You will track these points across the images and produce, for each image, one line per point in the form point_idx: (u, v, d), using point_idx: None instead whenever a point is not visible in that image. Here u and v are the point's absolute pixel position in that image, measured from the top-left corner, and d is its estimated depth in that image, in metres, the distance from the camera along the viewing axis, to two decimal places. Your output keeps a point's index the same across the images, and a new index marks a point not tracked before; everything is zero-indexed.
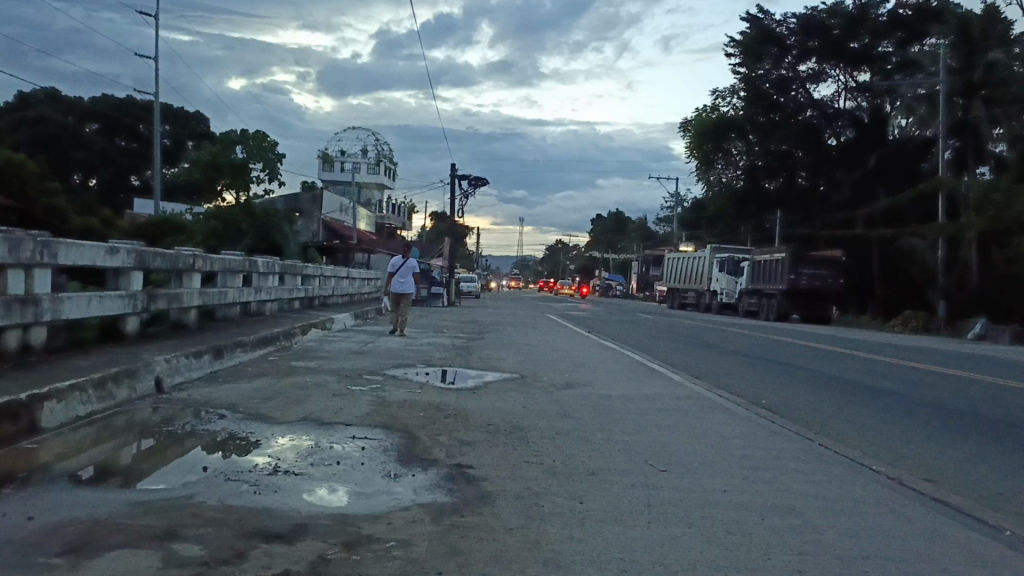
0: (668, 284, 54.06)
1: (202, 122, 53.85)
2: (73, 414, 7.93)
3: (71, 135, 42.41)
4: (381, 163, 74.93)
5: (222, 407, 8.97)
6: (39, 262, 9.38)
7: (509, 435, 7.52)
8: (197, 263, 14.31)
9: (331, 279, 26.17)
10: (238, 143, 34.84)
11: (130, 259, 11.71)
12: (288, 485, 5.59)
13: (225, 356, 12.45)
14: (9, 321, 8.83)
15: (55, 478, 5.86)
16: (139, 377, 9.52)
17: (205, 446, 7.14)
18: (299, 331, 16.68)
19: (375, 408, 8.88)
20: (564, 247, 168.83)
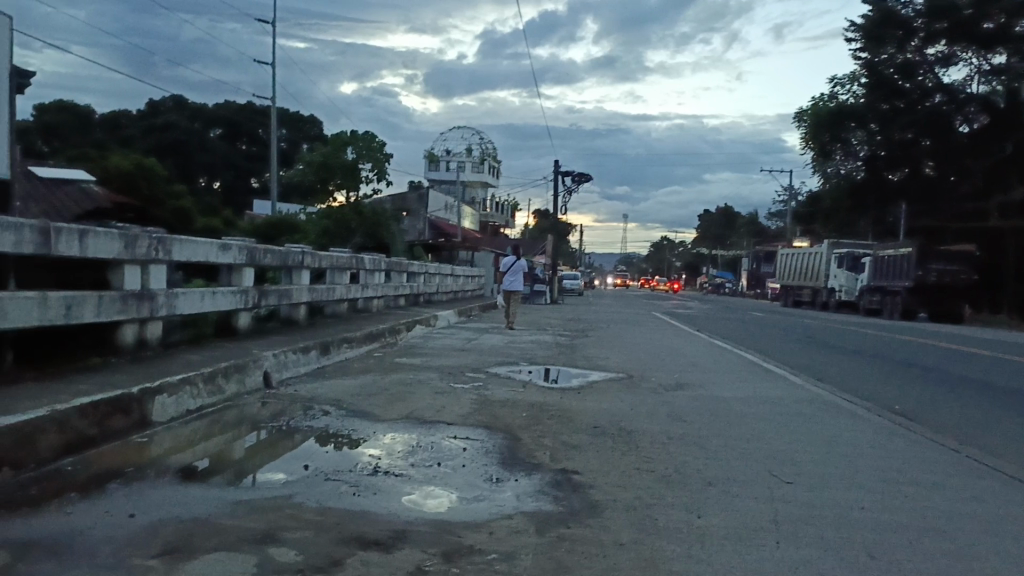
0: (783, 281, 52.10)
1: (316, 125, 55.51)
2: (184, 408, 8.03)
3: (197, 140, 44.15)
4: (486, 162, 75.27)
5: (326, 403, 8.93)
6: (154, 259, 9.60)
7: (618, 438, 7.14)
8: (306, 259, 14.49)
9: (437, 276, 26.36)
10: (349, 145, 35.56)
11: (242, 256, 11.93)
12: (389, 487, 5.38)
13: (333, 352, 12.54)
14: (126, 315, 9.05)
15: (161, 473, 5.86)
16: (249, 372, 9.62)
17: (308, 441, 7.08)
18: (404, 328, 16.72)
19: (479, 407, 8.62)
20: (669, 244, 165.78)
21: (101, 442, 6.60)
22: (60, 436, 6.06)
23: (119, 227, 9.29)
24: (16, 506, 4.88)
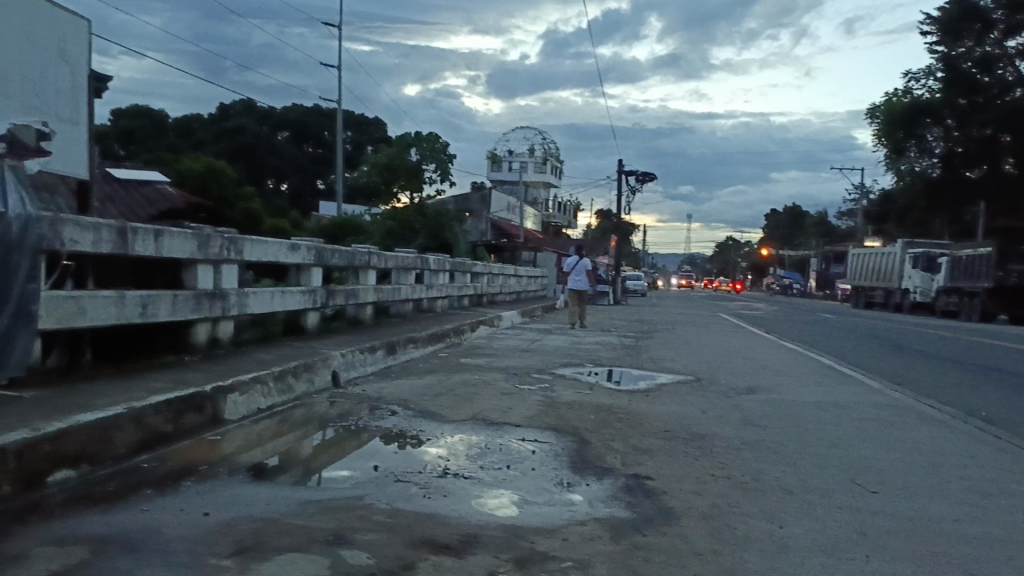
0: (855, 282, 50.63)
1: (380, 127, 56.21)
2: (254, 406, 8.12)
3: (266, 144, 44.93)
4: (548, 162, 75.12)
5: (393, 403, 8.93)
6: (225, 259, 9.77)
7: (690, 443, 6.95)
8: (372, 259, 14.60)
9: (500, 276, 26.36)
10: (413, 146, 35.90)
11: (310, 255, 12.08)
12: (459, 490, 5.31)
13: (398, 352, 12.60)
14: (199, 314, 9.22)
15: (231, 471, 5.90)
16: (317, 371, 9.70)
17: (375, 440, 7.08)
18: (468, 328, 16.73)
19: (546, 409, 8.50)
20: (734, 245, 163.05)
21: (175, 439, 6.71)
22: (136, 433, 6.17)
23: (193, 228, 9.49)
24: (94, 502, 4.97)
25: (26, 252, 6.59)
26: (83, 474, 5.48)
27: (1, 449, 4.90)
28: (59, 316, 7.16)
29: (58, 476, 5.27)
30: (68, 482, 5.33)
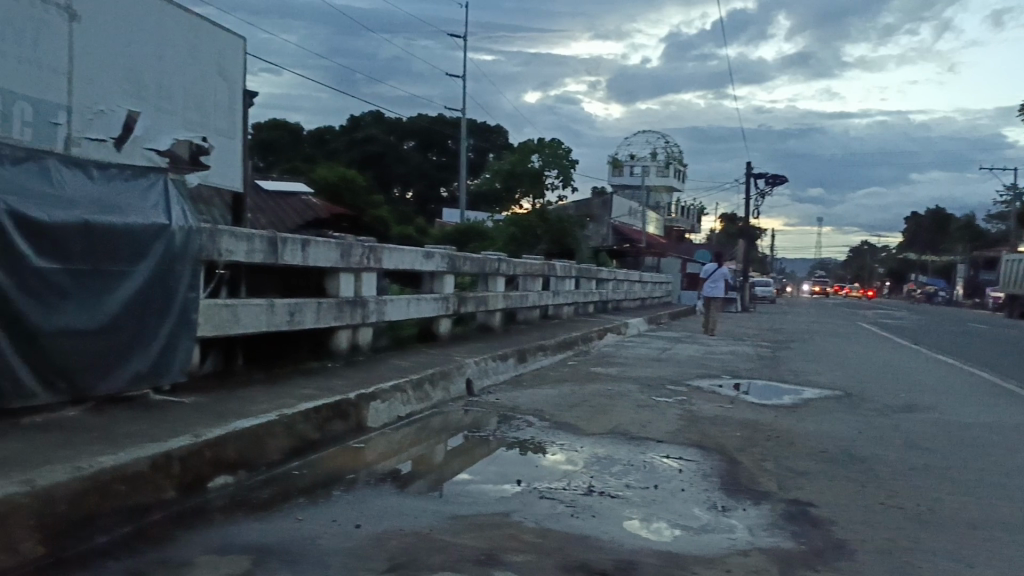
0: (1008, 290, 47.04)
1: (502, 134, 56.86)
2: (395, 413, 8.20)
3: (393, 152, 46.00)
4: (671, 166, 73.85)
5: (528, 414, 8.83)
6: (366, 267, 9.97)
7: (849, 466, 6.48)
8: (501, 266, 14.63)
9: (626, 282, 25.98)
10: (536, 152, 35.95)
11: (443, 263, 12.20)
12: (608, 509, 5.10)
13: (530, 360, 12.53)
14: (341, 320, 9.44)
15: (378, 479, 5.94)
16: (453, 379, 9.71)
17: (513, 450, 7.00)
18: (596, 336, 16.51)
19: (687, 424, 8.17)
20: (869, 250, 155.47)
21: (323, 446, 6.85)
22: (288, 440, 6.34)
23: (336, 237, 9.73)
24: (252, 510, 5.11)
25: (187, 262, 6.88)
26: (240, 480, 5.65)
27: (167, 455, 5.11)
28: (216, 323, 7.44)
29: (217, 481, 5.45)
30: (226, 488, 5.51)
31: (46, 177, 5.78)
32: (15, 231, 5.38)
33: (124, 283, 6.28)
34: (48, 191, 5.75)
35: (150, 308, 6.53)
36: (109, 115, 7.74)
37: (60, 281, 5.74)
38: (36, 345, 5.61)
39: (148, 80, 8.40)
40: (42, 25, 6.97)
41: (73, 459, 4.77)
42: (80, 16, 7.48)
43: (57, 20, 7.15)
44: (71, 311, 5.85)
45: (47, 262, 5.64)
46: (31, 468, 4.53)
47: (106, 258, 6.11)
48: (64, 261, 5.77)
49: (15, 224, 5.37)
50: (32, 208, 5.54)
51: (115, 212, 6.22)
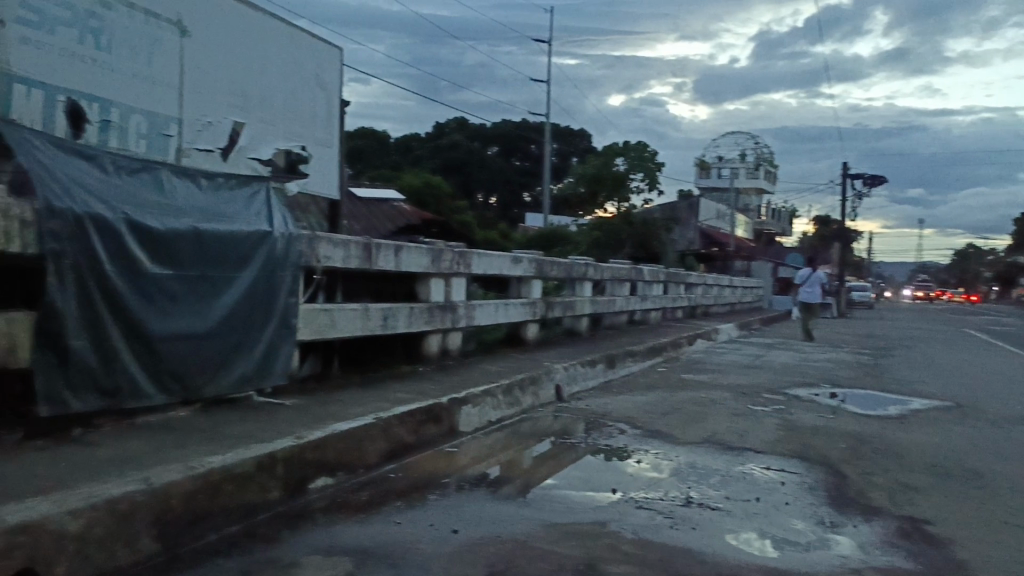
0: None
1: (587, 138, 56.66)
2: (486, 419, 8.24)
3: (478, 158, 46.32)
4: (761, 167, 72.10)
5: (620, 421, 8.72)
6: (456, 272, 10.06)
7: (964, 481, 6.15)
8: (589, 271, 14.55)
9: (715, 287, 25.45)
10: (620, 155, 35.49)
11: (531, 268, 12.20)
12: (708, 522, 4.97)
13: (618, 366, 12.39)
14: (432, 325, 9.56)
15: (470, 484, 6.04)
16: (543, 385, 9.68)
17: (601, 457, 6.98)
18: (685, 342, 16.22)
19: (786, 434, 7.91)
20: (973, 252, 148.29)
21: (416, 449, 6.94)
22: (384, 443, 6.50)
23: (428, 242, 9.84)
24: (350, 513, 5.29)
25: (288, 268, 7.11)
26: (338, 482, 5.86)
27: (274, 456, 5.36)
28: (314, 327, 7.62)
29: (320, 482, 5.72)
30: (326, 490, 5.71)
31: (158, 188, 6.05)
32: (132, 239, 5.61)
33: (229, 288, 6.51)
34: (160, 201, 6.01)
35: (254, 313, 6.75)
36: (215, 127, 7.71)
37: (172, 287, 5.97)
38: (150, 349, 5.83)
39: (252, 92, 8.30)
40: (155, 41, 6.95)
41: (185, 459, 4.98)
42: (190, 31, 7.40)
43: (168, 36, 7.14)
44: (181, 316, 6.07)
45: (161, 269, 5.86)
46: (147, 467, 4.76)
47: (214, 265, 6.34)
48: (176, 268, 5.99)
49: (132, 232, 5.60)
50: (147, 217, 5.76)
51: (221, 220, 6.46)
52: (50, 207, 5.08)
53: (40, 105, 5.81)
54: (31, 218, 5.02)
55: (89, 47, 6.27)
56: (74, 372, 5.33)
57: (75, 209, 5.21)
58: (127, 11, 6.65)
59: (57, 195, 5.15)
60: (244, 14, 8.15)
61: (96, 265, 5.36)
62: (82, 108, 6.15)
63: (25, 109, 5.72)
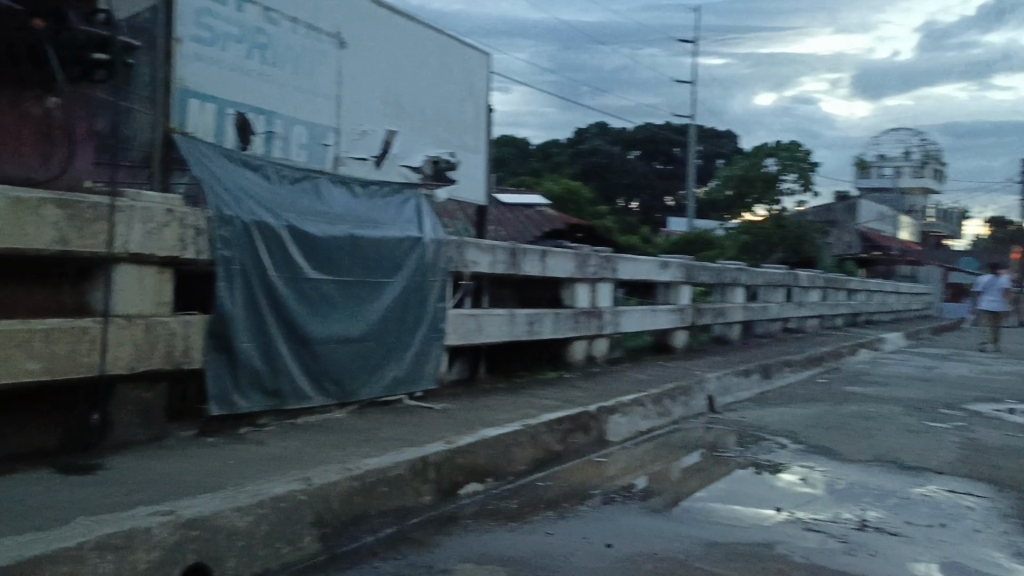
0: None
1: (734, 140, 55.01)
2: (635, 429, 8.02)
3: (619, 162, 45.82)
4: (927, 166, 67.51)
5: (779, 436, 8.27)
6: (602, 277, 9.90)
7: None
8: (740, 276, 14.00)
9: (878, 293, 23.95)
10: (772, 155, 34.14)
11: (679, 273, 11.85)
12: (887, 548, 4.59)
13: (774, 377, 11.80)
14: (577, 331, 9.46)
15: (620, 496, 5.95)
16: (694, 395, 9.35)
17: (753, 471, 6.69)
18: (846, 351, 15.29)
19: (969, 455, 7.24)
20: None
21: (563, 458, 6.87)
22: (531, 450, 6.45)
23: (572, 247, 9.73)
24: (501, 520, 5.28)
25: (438, 273, 7.21)
26: (488, 489, 5.87)
27: (424, 460, 5.38)
28: (462, 332, 7.68)
29: (468, 489, 5.69)
30: (476, 496, 5.73)
31: (318, 196, 6.25)
32: (295, 246, 5.80)
33: (384, 293, 6.64)
34: (320, 209, 6.20)
35: (406, 317, 6.87)
36: (371, 135, 7.80)
37: (331, 292, 6.15)
38: (310, 351, 6.03)
39: (406, 102, 8.30)
40: (315, 54, 7.11)
41: (343, 460, 5.09)
42: (348, 43, 7.49)
43: (328, 48, 7.26)
44: (339, 320, 6.24)
45: (320, 275, 6.04)
46: (308, 467, 4.88)
47: (370, 270, 6.49)
48: (334, 273, 6.16)
49: (294, 239, 5.80)
50: (308, 224, 5.96)
51: (376, 227, 6.62)
52: (221, 215, 5.34)
53: (211, 118, 6.09)
54: (204, 226, 5.28)
55: (256, 62, 6.49)
56: (242, 373, 5.58)
57: (242, 217, 5.45)
58: (291, 26, 6.84)
59: (227, 203, 5.41)
60: (400, 23, 8.15)
61: (261, 270, 5.58)
62: (248, 120, 6.42)
63: (198, 123, 5.98)
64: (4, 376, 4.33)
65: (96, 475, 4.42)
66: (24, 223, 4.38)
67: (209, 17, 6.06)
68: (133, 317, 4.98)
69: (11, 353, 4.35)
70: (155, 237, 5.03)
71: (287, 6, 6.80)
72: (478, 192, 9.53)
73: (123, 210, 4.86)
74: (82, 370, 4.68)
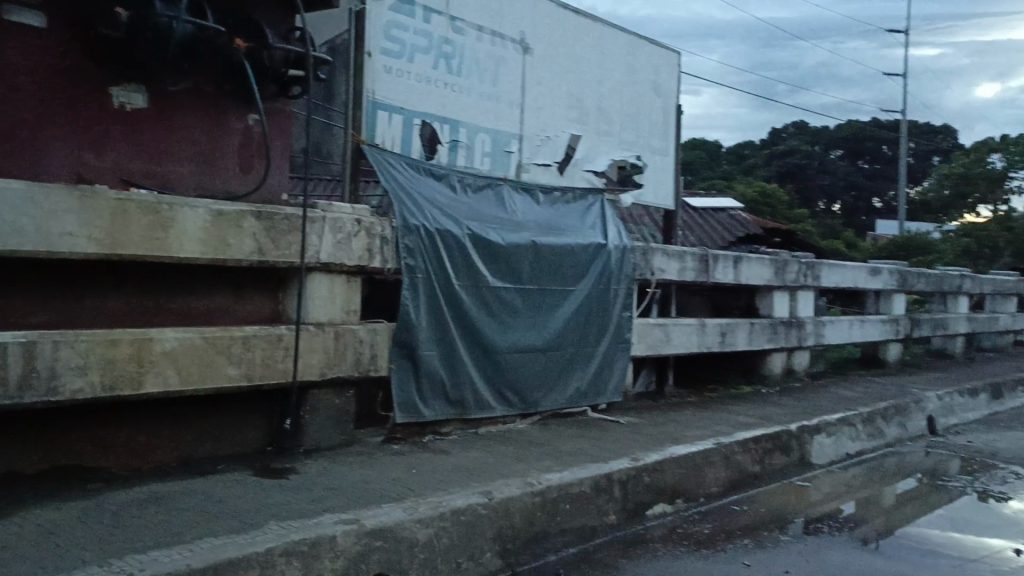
0: None
1: (951, 135, 50.40)
2: (844, 451, 7.35)
3: (819, 161, 42.70)
4: None
5: (1016, 465, 7.26)
6: (803, 284, 9.20)
7: None
8: (963, 284, 12.59)
9: None
10: (998, 150, 30.83)
11: (893, 280, 10.82)
12: None
13: (1007, 397, 10.46)
14: (775, 343, 8.83)
15: (825, 523, 5.57)
16: (911, 415, 8.44)
17: (984, 507, 5.90)
18: None
19: None
20: None
21: (761, 480, 6.39)
22: (725, 470, 6.03)
23: (769, 253, 9.12)
24: (692, 547, 4.97)
25: (623, 281, 6.94)
26: (678, 511, 5.56)
27: (610, 477, 5.12)
28: (650, 342, 7.36)
29: (655, 510, 5.39)
30: (664, 517, 5.45)
31: (501, 204, 6.19)
32: (477, 254, 5.75)
33: (567, 302, 6.46)
34: (502, 217, 6.13)
35: (589, 328, 6.66)
36: (554, 141, 7.68)
37: (514, 301, 6.05)
38: (492, 361, 5.95)
39: (591, 105, 8.09)
40: (500, 61, 7.07)
41: (526, 473, 4.94)
42: (533, 49, 7.41)
43: (513, 55, 7.20)
44: (522, 330, 6.12)
45: (503, 284, 5.95)
46: (489, 479, 4.76)
47: (553, 278, 6.33)
48: (517, 282, 6.06)
49: (476, 247, 5.75)
50: (490, 232, 5.89)
51: (559, 234, 6.46)
52: (406, 224, 5.38)
53: (399, 129, 6.18)
54: (389, 235, 5.32)
55: (442, 72, 6.53)
56: (425, 382, 5.58)
57: (426, 225, 5.47)
58: (476, 35, 6.84)
59: (412, 212, 5.44)
60: (586, 25, 7.97)
61: (445, 279, 5.57)
62: (433, 129, 6.48)
63: (386, 134, 6.09)
64: (209, 381, 4.53)
65: (288, 479, 4.53)
66: (226, 236, 4.58)
67: (398, 29, 6.15)
68: (323, 325, 5.10)
69: (214, 359, 4.55)
70: (345, 247, 5.14)
71: (473, 15, 6.80)
72: (667, 196, 9.14)
73: (316, 221, 4.99)
74: (277, 376, 4.84)
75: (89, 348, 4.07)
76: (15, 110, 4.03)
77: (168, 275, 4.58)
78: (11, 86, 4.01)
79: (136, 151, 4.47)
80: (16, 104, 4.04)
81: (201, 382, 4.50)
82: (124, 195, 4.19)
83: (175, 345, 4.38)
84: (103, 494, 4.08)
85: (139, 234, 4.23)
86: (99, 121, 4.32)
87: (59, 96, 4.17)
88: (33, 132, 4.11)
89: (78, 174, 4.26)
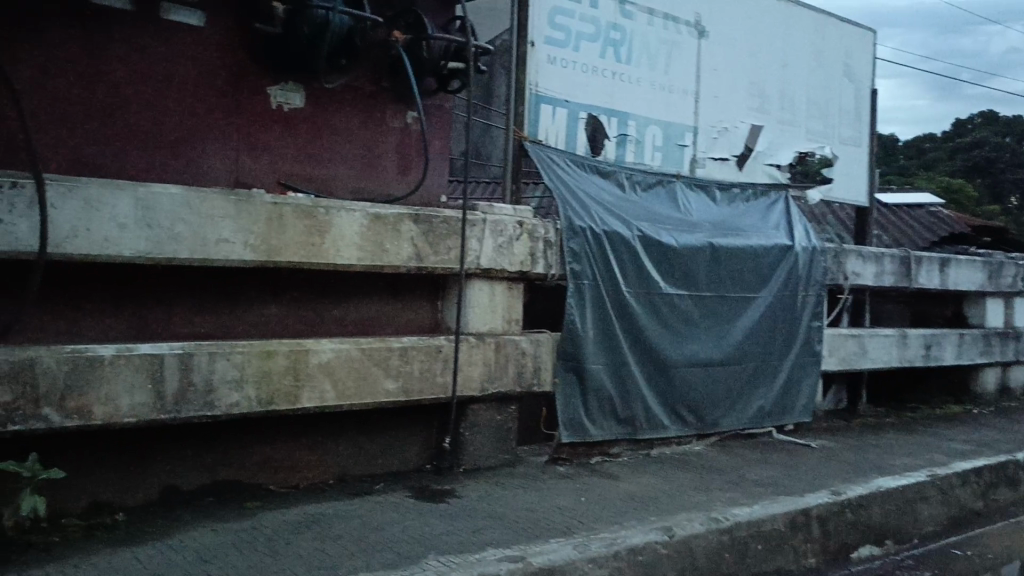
0: None
1: None
2: None
3: (1012, 154, 35.65)
4: None
5: None
6: (1021, 289, 8.02)
7: None
8: None
9: None
10: None
11: None
12: None
13: None
14: (987, 357, 7.72)
15: None
16: None
17: None
18: None
19: None
20: None
21: (984, 519, 5.47)
22: (942, 508, 5.17)
23: (980, 254, 8.01)
24: None
25: (812, 288, 6.20)
26: (887, 554, 4.79)
27: (807, 513, 4.43)
28: (842, 355, 6.55)
29: (861, 552, 4.66)
30: (873, 561, 4.71)
31: (672, 203, 5.62)
32: (647, 257, 5.22)
33: (749, 310, 5.79)
34: (675, 216, 5.57)
35: (774, 339, 5.96)
36: (731, 132, 7.00)
37: (689, 309, 5.45)
38: (665, 375, 5.39)
39: (774, 92, 7.35)
40: (674, 46, 6.49)
41: (709, 506, 4.35)
42: (709, 32, 6.77)
43: (687, 39, 6.60)
44: (698, 342, 5.52)
45: (677, 290, 5.38)
46: (669, 512, 4.21)
47: (733, 284, 5.70)
48: (692, 288, 5.47)
49: (647, 250, 5.22)
50: (662, 233, 5.34)
51: (739, 235, 5.82)
52: (571, 226, 4.92)
53: (563, 123, 5.75)
54: (553, 238, 4.90)
55: (609, 60, 6.03)
56: (592, 398, 5.10)
57: (593, 227, 4.99)
58: (647, 19, 6.30)
59: (577, 213, 4.98)
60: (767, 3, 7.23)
61: (613, 285, 5.07)
62: (601, 123, 6.00)
63: (550, 129, 5.67)
64: (365, 395, 4.26)
65: (447, 504, 4.19)
66: (383, 240, 4.30)
67: (563, 16, 5.72)
68: (484, 335, 4.73)
69: (371, 372, 4.27)
70: (506, 252, 4.75)
71: None
72: (858, 191, 8.20)
73: (477, 223, 4.63)
74: (435, 390, 4.51)
75: (246, 361, 3.87)
76: (174, 114, 3.91)
77: (326, 283, 4.35)
78: (170, 90, 3.89)
79: (295, 152, 4.28)
80: (177, 107, 3.91)
81: (358, 397, 4.23)
82: (281, 199, 3.98)
83: (332, 357, 4.14)
84: (259, 513, 3.88)
85: (295, 240, 4.01)
86: (257, 122, 4.16)
87: (221, 97, 4.03)
88: (196, 131, 3.98)
89: (237, 177, 4.11)
